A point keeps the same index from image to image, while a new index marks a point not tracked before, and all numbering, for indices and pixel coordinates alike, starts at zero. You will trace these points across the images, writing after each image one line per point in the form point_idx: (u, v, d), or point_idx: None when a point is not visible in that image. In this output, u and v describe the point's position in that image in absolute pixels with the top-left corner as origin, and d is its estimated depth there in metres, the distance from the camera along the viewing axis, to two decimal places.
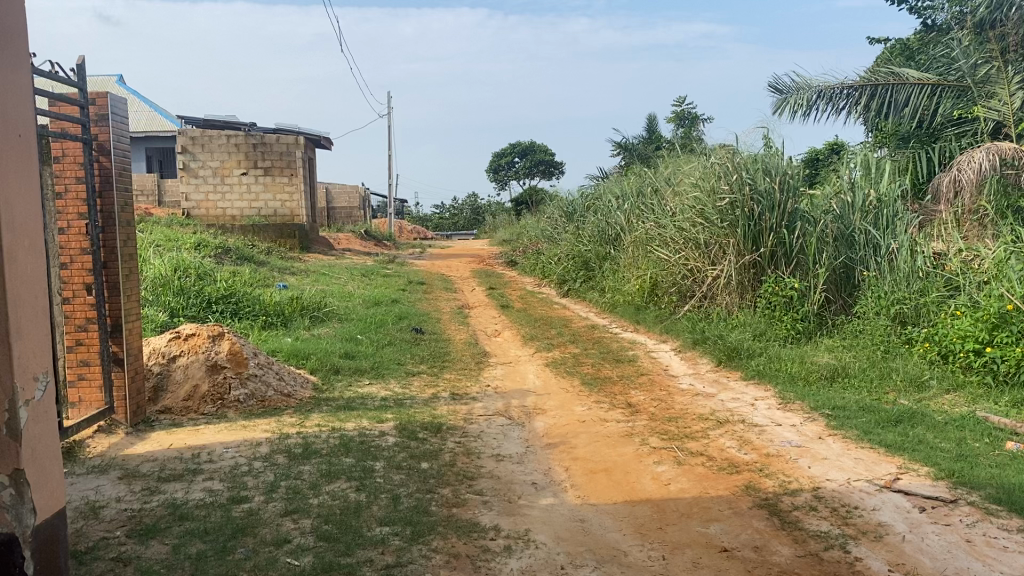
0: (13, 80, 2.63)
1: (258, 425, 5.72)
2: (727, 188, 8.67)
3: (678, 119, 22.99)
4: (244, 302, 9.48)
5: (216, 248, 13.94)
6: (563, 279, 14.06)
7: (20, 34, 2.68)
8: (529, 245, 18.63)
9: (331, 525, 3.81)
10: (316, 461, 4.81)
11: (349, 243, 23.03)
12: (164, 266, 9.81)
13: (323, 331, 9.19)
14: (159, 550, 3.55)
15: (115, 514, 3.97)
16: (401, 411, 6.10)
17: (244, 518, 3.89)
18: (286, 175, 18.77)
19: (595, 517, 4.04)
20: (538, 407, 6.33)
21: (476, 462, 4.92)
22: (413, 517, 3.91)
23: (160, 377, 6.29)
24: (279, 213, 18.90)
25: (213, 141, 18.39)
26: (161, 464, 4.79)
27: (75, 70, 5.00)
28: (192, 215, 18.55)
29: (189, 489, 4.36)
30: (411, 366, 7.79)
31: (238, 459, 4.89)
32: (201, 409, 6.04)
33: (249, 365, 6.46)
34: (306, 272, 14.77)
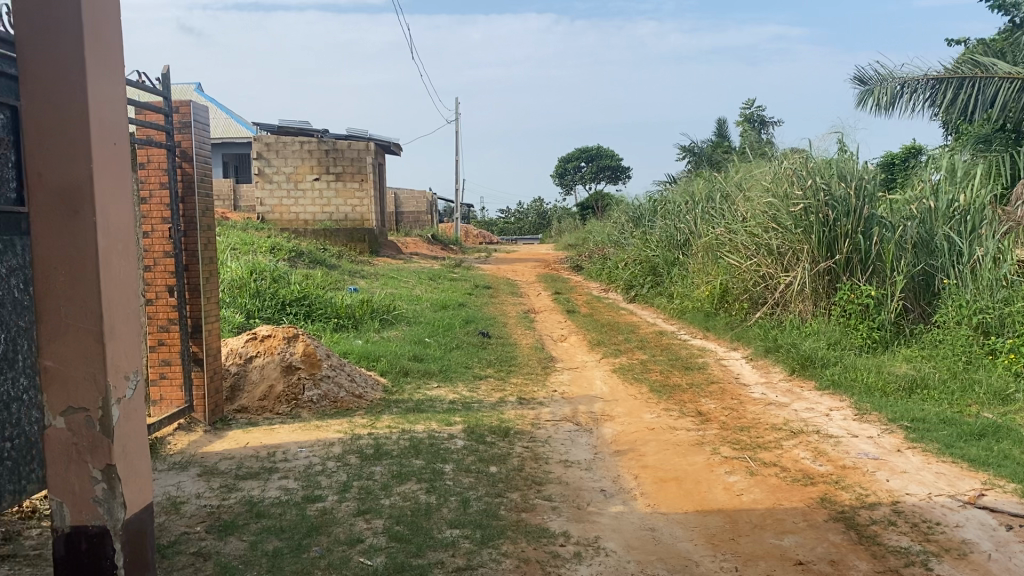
0: (109, 91, 2.66)
1: (331, 425, 5.84)
2: (801, 193, 8.50)
3: (747, 122, 22.62)
4: (317, 305, 9.69)
5: (289, 252, 14.25)
6: (629, 285, 13.97)
7: (117, 44, 2.72)
8: (596, 250, 18.52)
9: (403, 526, 3.86)
10: (387, 462, 4.88)
11: (417, 248, 23.30)
12: (240, 269, 10.09)
13: (392, 334, 9.30)
14: (237, 546, 3.65)
15: (195, 510, 4.09)
16: (470, 414, 6.15)
17: (319, 517, 3.97)
18: (356, 181, 19.10)
19: (666, 526, 4.00)
20: (605, 414, 6.29)
21: (544, 467, 4.92)
22: (483, 521, 3.93)
23: (237, 377, 6.45)
24: (349, 218, 19.20)
25: (287, 147, 18.75)
26: (239, 462, 4.93)
27: (161, 79, 5.20)
28: (266, 220, 18.99)
29: (265, 487, 4.48)
30: (479, 370, 7.83)
31: (311, 458, 5.00)
32: (276, 409, 6.21)
33: (322, 366, 6.58)
34: (374, 276, 14.97)
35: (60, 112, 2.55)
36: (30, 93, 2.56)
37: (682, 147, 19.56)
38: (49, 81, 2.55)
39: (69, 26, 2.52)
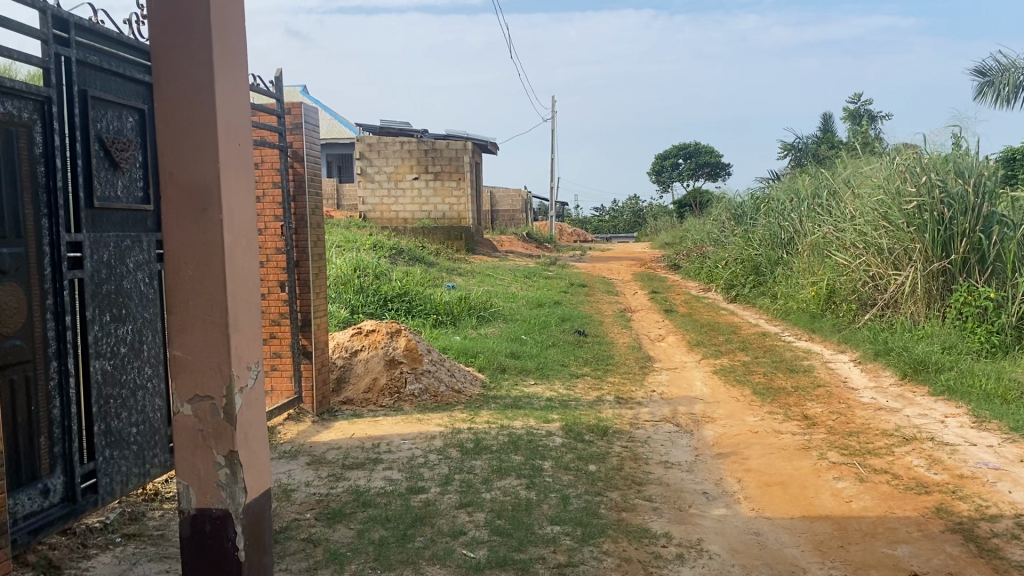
0: (234, 93, 2.74)
1: (432, 419, 5.96)
2: (914, 190, 8.15)
3: (854, 117, 21.87)
4: (417, 301, 9.88)
5: (390, 250, 14.57)
6: (730, 284, 13.69)
7: (241, 47, 2.79)
8: (694, 249, 18.18)
9: (504, 520, 3.90)
10: (487, 457, 4.94)
11: (513, 245, 23.45)
12: (345, 266, 10.39)
13: (489, 331, 9.40)
14: (345, 534, 3.77)
15: (305, 498, 4.26)
16: (568, 412, 6.16)
17: (422, 509, 4.06)
18: (454, 179, 19.32)
19: (771, 531, 3.92)
20: (706, 415, 6.20)
21: (644, 467, 4.88)
22: (584, 519, 3.93)
23: (343, 369, 6.71)
24: (447, 216, 19.46)
25: (388, 147, 19.16)
26: (345, 453, 5.09)
27: (274, 82, 5.42)
28: (368, 218, 19.47)
29: (371, 477, 4.61)
30: (576, 368, 7.83)
31: (414, 451, 5.11)
32: (380, 401, 6.39)
33: (423, 360, 6.73)
34: (472, 273, 15.13)
35: (190, 113, 2.65)
36: (162, 96, 2.65)
37: (785, 144, 19.05)
38: (180, 83, 2.64)
39: (198, 30, 2.62)
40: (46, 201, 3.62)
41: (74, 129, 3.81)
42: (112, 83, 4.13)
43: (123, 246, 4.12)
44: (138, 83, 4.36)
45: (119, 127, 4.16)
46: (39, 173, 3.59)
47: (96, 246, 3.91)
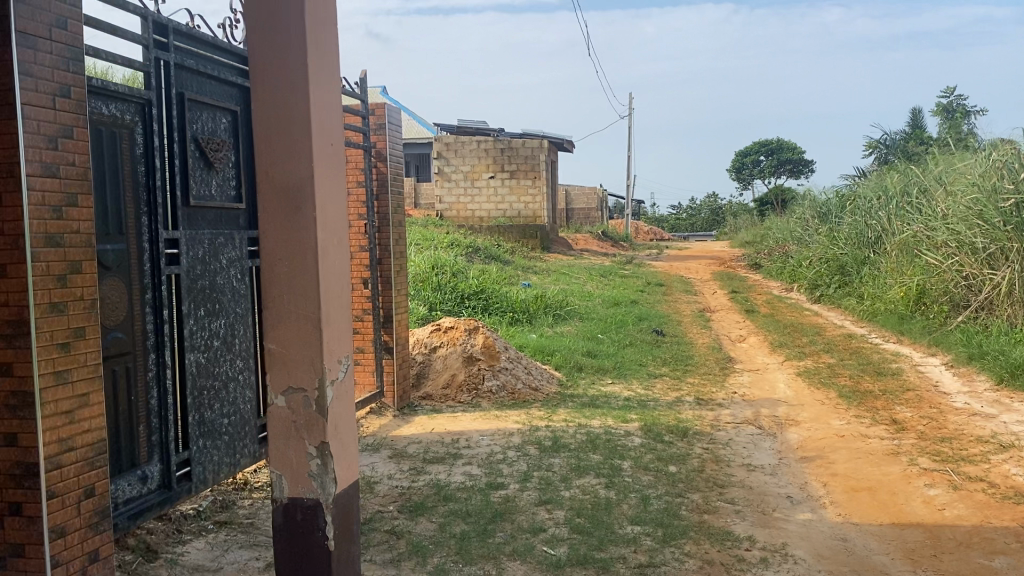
0: (327, 94, 2.81)
1: (510, 416, 5.99)
2: (1012, 188, 7.85)
3: (946, 111, 21.09)
4: (493, 299, 9.95)
5: (466, 248, 14.69)
6: (814, 285, 13.37)
7: (334, 47, 2.86)
8: (776, 248, 17.75)
9: (584, 519, 3.90)
10: (565, 455, 4.94)
11: (588, 244, 23.35)
12: (423, 264, 10.52)
13: (565, 329, 9.40)
14: (427, 527, 3.84)
15: (388, 490, 4.36)
16: (646, 412, 6.11)
17: (502, 504, 4.09)
18: (530, 178, 19.30)
19: (859, 537, 3.81)
20: (789, 418, 6.07)
21: (726, 470, 4.81)
22: (665, 520, 3.90)
23: (422, 365, 6.83)
24: (522, 215, 19.48)
25: (465, 146, 19.34)
26: (426, 447, 5.17)
27: (359, 84, 5.55)
28: (444, 216, 19.67)
29: (451, 472, 4.68)
30: (654, 368, 7.76)
31: (493, 447, 5.16)
32: (458, 397, 6.46)
33: (501, 358, 6.78)
34: (547, 271, 15.12)
35: (284, 114, 2.72)
36: (259, 97, 2.73)
37: (872, 140, 18.49)
38: (276, 84, 2.71)
39: (291, 32, 2.69)
40: (147, 199, 3.78)
41: (172, 131, 3.97)
42: (207, 85, 4.30)
43: (217, 243, 4.29)
44: (230, 85, 4.52)
45: (213, 128, 4.32)
46: (139, 173, 3.76)
47: (192, 243, 4.08)
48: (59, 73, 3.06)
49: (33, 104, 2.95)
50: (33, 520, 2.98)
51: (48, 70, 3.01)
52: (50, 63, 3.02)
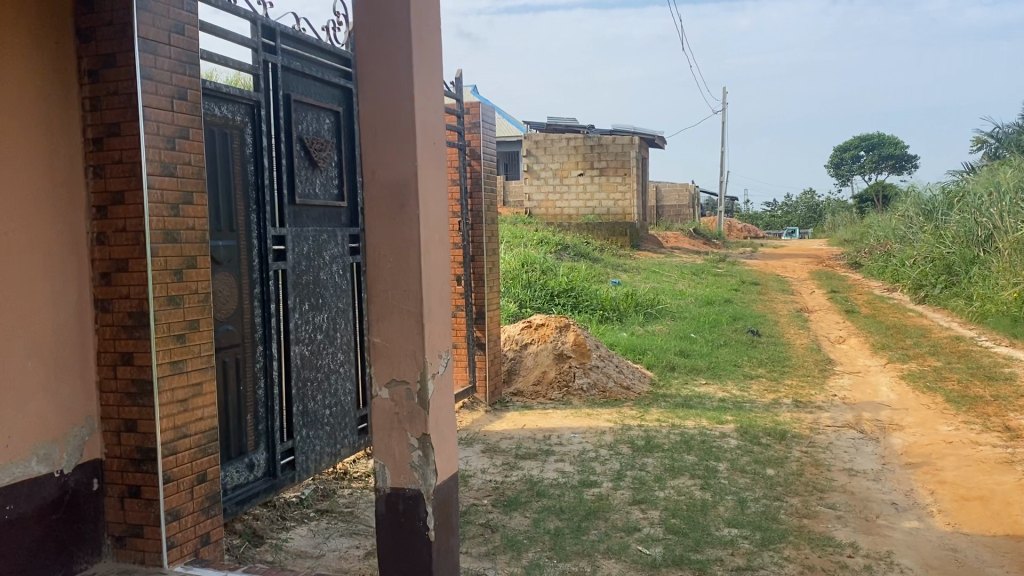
0: (431, 92, 2.85)
1: (601, 414, 5.97)
2: None
3: None
4: (583, 297, 9.93)
5: (555, 246, 14.69)
6: (918, 285, 12.84)
7: (437, 47, 2.90)
8: (877, 246, 17.12)
9: (679, 519, 3.86)
10: (659, 455, 4.90)
11: (679, 242, 23.04)
12: (513, 261, 10.58)
13: (657, 328, 9.30)
14: (522, 521, 3.87)
15: (482, 484, 4.42)
16: (742, 413, 5.99)
17: (596, 502, 4.09)
18: (620, 174, 19.12)
19: (970, 548, 3.66)
20: (893, 423, 5.86)
21: (826, 474, 4.68)
22: (763, 523, 3.82)
23: (513, 362, 6.88)
24: (612, 212, 19.26)
25: (554, 144, 19.33)
26: (518, 443, 5.21)
27: (454, 83, 5.62)
28: (533, 214, 19.72)
29: (543, 468, 4.70)
30: (749, 368, 7.60)
31: (585, 445, 5.15)
32: (549, 394, 6.49)
33: (592, 356, 6.77)
34: (637, 269, 14.97)
35: (390, 113, 2.78)
36: (366, 98, 2.80)
37: (984, 134, 17.62)
38: (382, 84, 2.78)
39: (397, 33, 2.74)
40: (256, 197, 3.94)
41: (279, 131, 4.12)
42: (311, 87, 4.44)
43: (321, 240, 4.43)
44: (333, 86, 4.66)
45: (317, 128, 4.46)
46: (250, 172, 3.91)
47: (297, 240, 4.22)
48: (178, 76, 3.21)
49: (154, 106, 3.09)
50: (151, 503, 3.14)
51: (167, 73, 3.15)
52: (170, 67, 3.17)
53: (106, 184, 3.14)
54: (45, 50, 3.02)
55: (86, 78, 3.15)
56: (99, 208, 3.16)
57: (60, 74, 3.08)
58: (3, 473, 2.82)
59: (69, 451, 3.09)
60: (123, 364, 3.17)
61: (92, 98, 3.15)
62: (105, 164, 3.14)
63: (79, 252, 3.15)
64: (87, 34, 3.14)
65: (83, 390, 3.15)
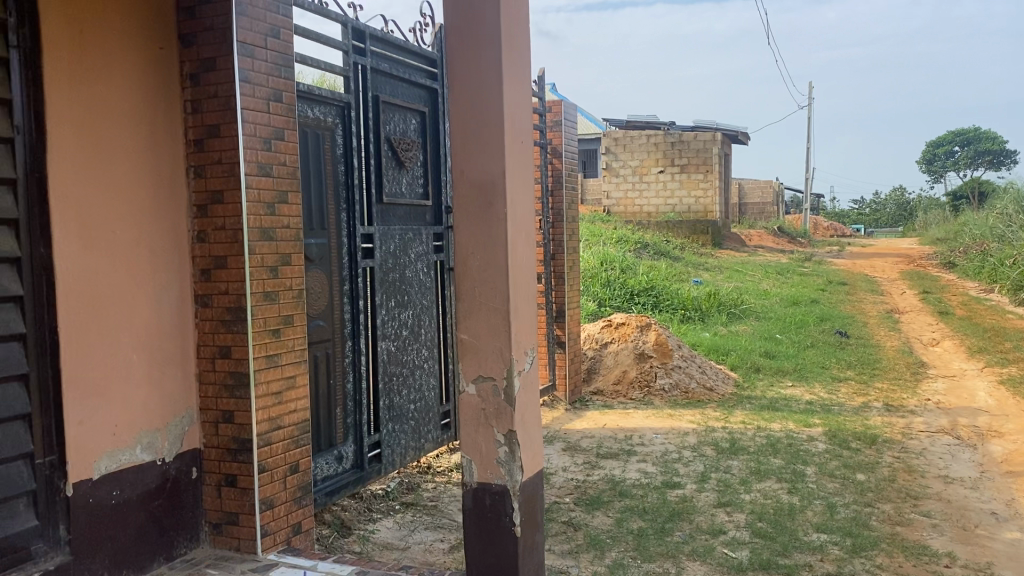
0: (519, 91, 2.87)
1: (684, 415, 5.91)
2: None
3: None
4: (664, 296, 9.84)
5: (635, 244, 14.57)
6: (1018, 286, 12.26)
7: (525, 46, 2.92)
8: (974, 246, 16.42)
9: (766, 523, 3.79)
10: (744, 458, 4.82)
11: (762, 240, 22.56)
12: (592, 260, 10.56)
13: (740, 329, 9.13)
14: (605, 521, 3.86)
15: (564, 482, 4.43)
16: (829, 417, 5.85)
17: (679, 504, 4.05)
18: (701, 172, 18.83)
19: None
20: (992, 430, 5.63)
21: (919, 481, 4.53)
22: (854, 529, 3.72)
23: (593, 361, 6.87)
24: (693, 210, 19.00)
25: (633, 141, 19.16)
26: (599, 442, 5.20)
27: (537, 82, 5.65)
28: (612, 212, 19.59)
29: (625, 468, 4.68)
30: (837, 371, 7.41)
31: (667, 445, 5.11)
32: (630, 394, 6.44)
33: (673, 356, 6.70)
34: (719, 268, 14.73)
35: (480, 113, 2.81)
36: (456, 98, 2.84)
37: None
38: (473, 85, 2.81)
39: (488, 34, 2.77)
40: (345, 197, 4.03)
41: (368, 131, 4.21)
42: (398, 88, 4.52)
43: (406, 238, 4.52)
44: (419, 87, 4.74)
45: (404, 129, 4.55)
46: (340, 172, 4.00)
47: (385, 238, 4.31)
48: (274, 79, 3.34)
49: (251, 109, 3.22)
50: (247, 492, 3.25)
51: (264, 76, 3.29)
52: (266, 70, 3.30)
53: (206, 183, 3.27)
54: (152, 55, 3.15)
55: (188, 82, 3.27)
56: (200, 207, 3.29)
57: (166, 78, 3.21)
58: (112, 459, 2.96)
59: (170, 440, 3.22)
60: (221, 357, 3.29)
61: (194, 101, 3.27)
62: (205, 165, 3.27)
63: (181, 249, 3.28)
64: (190, 39, 3.27)
65: (184, 382, 3.29)
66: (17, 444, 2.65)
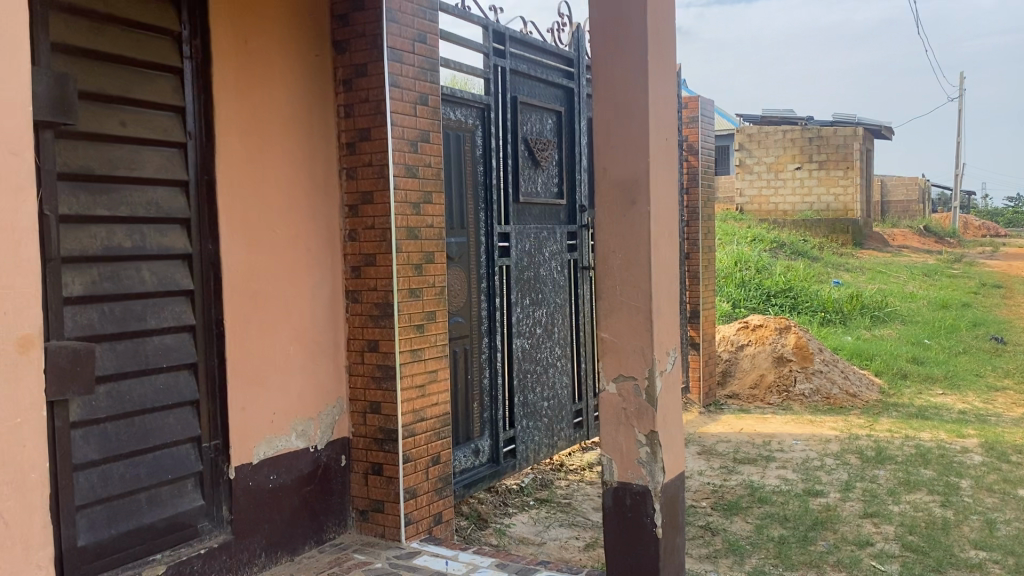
0: (664, 89, 2.85)
1: (825, 421, 5.70)
2: None
3: None
4: (802, 297, 9.51)
5: (770, 244, 14.12)
6: None
7: (671, 44, 2.89)
8: None
9: (917, 537, 3.62)
10: (891, 467, 4.61)
11: (907, 240, 21.44)
12: (726, 260, 10.34)
13: (885, 333, 8.72)
14: (743, 527, 3.79)
15: (700, 486, 4.36)
16: (986, 428, 5.50)
17: (823, 513, 3.91)
18: (841, 168, 18.02)
19: None
20: None
21: None
22: (1017, 548, 3.49)
23: (729, 363, 6.72)
24: (832, 208, 18.22)
25: (769, 136, 18.47)
26: (736, 446, 5.10)
27: None
28: (745, 211, 18.91)
29: (764, 474, 4.56)
30: (994, 379, 6.96)
31: (808, 452, 4.95)
32: (767, 399, 6.30)
33: (814, 360, 6.48)
34: (861, 269, 14.07)
35: (624, 112, 2.81)
36: (600, 97, 2.84)
37: None
38: (618, 84, 2.81)
39: (634, 34, 2.77)
40: (484, 196, 4.12)
41: (507, 132, 4.29)
42: (536, 88, 4.58)
43: (541, 237, 4.57)
44: (556, 87, 4.78)
45: (540, 128, 4.60)
46: (479, 172, 4.09)
47: (521, 237, 4.37)
48: (420, 83, 3.48)
49: (399, 112, 3.36)
50: (392, 481, 3.38)
51: (412, 81, 3.43)
52: (413, 75, 3.44)
53: (357, 185, 3.41)
54: (309, 62, 3.31)
55: (341, 87, 3.42)
56: (351, 207, 3.44)
57: (320, 85, 3.37)
58: (270, 445, 3.13)
59: (322, 429, 3.38)
60: (369, 351, 3.42)
61: (347, 106, 3.41)
62: (357, 167, 3.41)
63: (334, 248, 3.43)
64: (342, 46, 3.41)
65: (335, 373, 3.45)
66: (186, 428, 2.83)
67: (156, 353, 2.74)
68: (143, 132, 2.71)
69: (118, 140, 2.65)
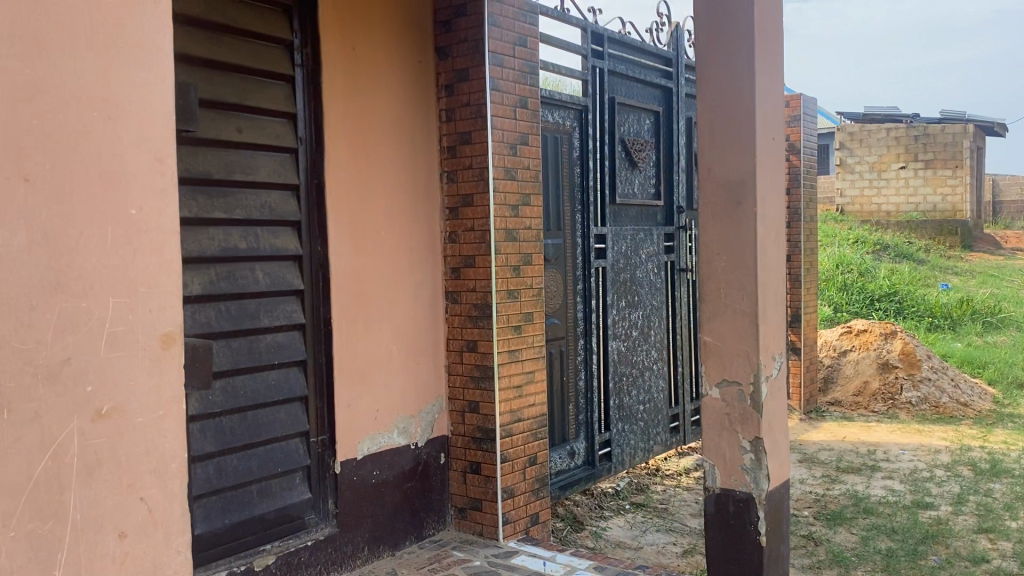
0: (770, 88, 2.80)
1: (934, 431, 5.48)
2: None
3: None
4: (909, 302, 9.16)
5: (873, 246, 13.65)
6: None
7: (777, 42, 2.83)
8: None
9: None
10: (1008, 481, 4.38)
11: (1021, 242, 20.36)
12: (828, 263, 10.04)
13: (1000, 339, 8.31)
14: (848, 538, 3.67)
15: (802, 494, 4.25)
16: None
17: (933, 526, 3.76)
18: (950, 167, 17.23)
19: None
20: None
21: None
22: None
23: (831, 369, 6.53)
24: (939, 208, 17.45)
25: (872, 135, 17.91)
26: (839, 455, 4.95)
27: None
28: (846, 211, 18.27)
29: (869, 484, 4.42)
30: None
31: (916, 463, 4.76)
32: (871, 406, 6.10)
33: (922, 367, 6.22)
34: (971, 273, 13.43)
35: (729, 112, 2.76)
36: (704, 98, 2.81)
37: None
38: (722, 84, 2.77)
39: (739, 33, 2.72)
40: (581, 197, 4.12)
41: (604, 134, 4.28)
42: (634, 89, 4.55)
43: (638, 239, 4.54)
44: (654, 87, 4.74)
45: (638, 129, 4.58)
46: (576, 174, 4.10)
47: (617, 239, 4.36)
48: (519, 86, 3.51)
49: (500, 116, 3.40)
50: (490, 480, 3.42)
51: (512, 84, 3.46)
52: (513, 78, 3.47)
53: (458, 187, 3.46)
54: (412, 68, 3.38)
55: (444, 91, 3.48)
56: (451, 209, 3.49)
57: (423, 89, 3.43)
58: (373, 442, 3.21)
59: (422, 427, 3.45)
60: (468, 351, 3.47)
61: (448, 110, 3.47)
62: (458, 170, 3.46)
63: (434, 250, 3.49)
64: (445, 51, 3.47)
65: (434, 372, 3.50)
66: (295, 423, 2.93)
67: (268, 350, 2.85)
68: (258, 138, 2.82)
69: (235, 146, 2.76)
